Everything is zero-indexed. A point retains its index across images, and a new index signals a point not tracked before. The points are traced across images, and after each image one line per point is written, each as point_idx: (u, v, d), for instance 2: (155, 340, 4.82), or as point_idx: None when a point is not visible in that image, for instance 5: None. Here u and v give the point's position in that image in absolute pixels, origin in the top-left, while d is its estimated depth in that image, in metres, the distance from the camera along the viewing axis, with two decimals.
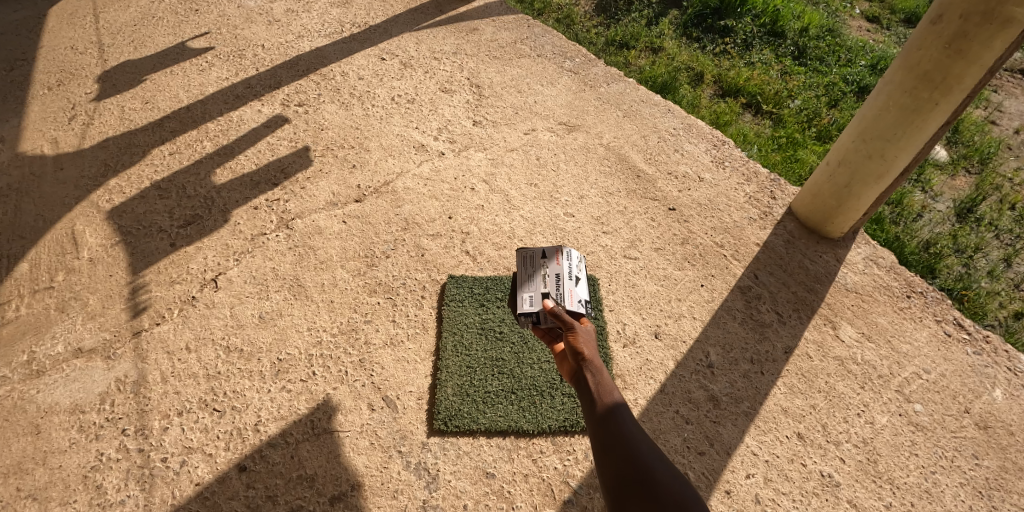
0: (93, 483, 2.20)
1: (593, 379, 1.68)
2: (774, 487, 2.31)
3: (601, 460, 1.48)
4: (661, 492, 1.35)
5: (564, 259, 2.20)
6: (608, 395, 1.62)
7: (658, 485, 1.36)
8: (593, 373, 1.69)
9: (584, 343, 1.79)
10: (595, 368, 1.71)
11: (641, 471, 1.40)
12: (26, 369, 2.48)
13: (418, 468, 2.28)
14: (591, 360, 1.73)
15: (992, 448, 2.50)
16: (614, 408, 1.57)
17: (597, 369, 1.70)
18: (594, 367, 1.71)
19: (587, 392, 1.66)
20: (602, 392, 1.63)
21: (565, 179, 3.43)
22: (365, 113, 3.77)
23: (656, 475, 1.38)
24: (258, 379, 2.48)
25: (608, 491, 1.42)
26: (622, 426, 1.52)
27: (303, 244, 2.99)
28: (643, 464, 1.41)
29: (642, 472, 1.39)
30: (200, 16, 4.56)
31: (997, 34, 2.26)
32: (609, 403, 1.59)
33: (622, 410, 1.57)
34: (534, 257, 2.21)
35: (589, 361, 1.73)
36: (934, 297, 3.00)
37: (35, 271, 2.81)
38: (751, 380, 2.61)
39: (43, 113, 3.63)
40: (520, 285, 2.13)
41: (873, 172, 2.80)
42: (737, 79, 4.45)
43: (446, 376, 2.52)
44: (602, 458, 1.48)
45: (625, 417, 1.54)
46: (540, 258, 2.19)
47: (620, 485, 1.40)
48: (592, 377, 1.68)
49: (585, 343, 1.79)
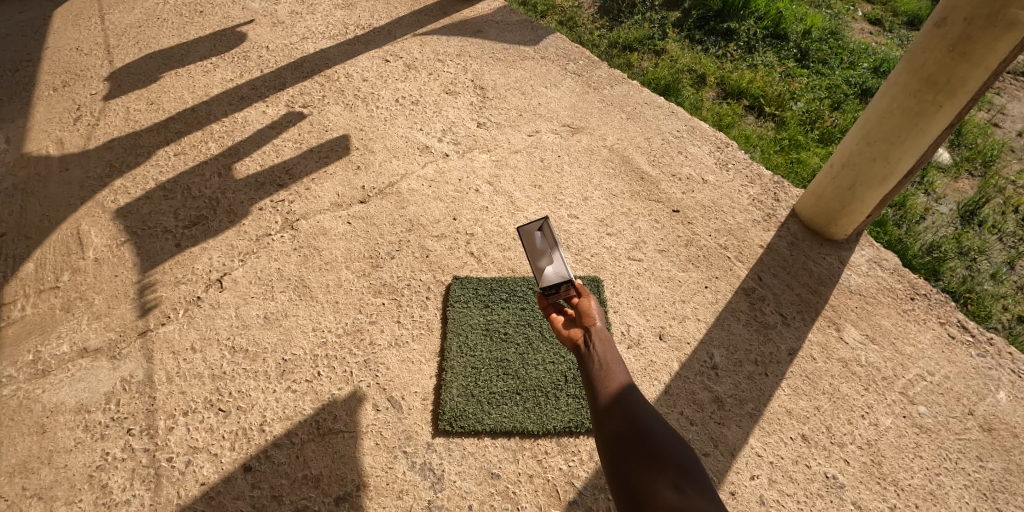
0: (99, 483, 2.21)
1: (595, 347, 1.68)
2: (778, 489, 2.31)
3: (601, 425, 1.49)
4: (662, 453, 1.36)
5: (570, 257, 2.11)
6: (609, 362, 1.63)
7: (659, 448, 1.38)
8: (599, 343, 1.68)
9: (594, 314, 1.78)
10: (601, 336, 1.71)
11: (641, 433, 1.41)
12: (31, 369, 2.49)
13: (423, 469, 2.28)
14: (596, 330, 1.73)
15: (996, 449, 2.50)
16: (615, 375, 1.58)
17: (603, 337, 1.71)
18: (598, 336, 1.71)
19: (588, 360, 1.65)
20: (604, 360, 1.64)
21: (569, 181, 3.44)
22: (369, 115, 3.78)
23: (656, 437, 1.40)
24: (264, 380, 2.49)
25: (606, 454, 1.43)
26: (622, 393, 1.53)
27: (309, 245, 3.00)
28: (644, 427, 1.43)
29: (642, 434, 1.41)
30: (205, 18, 4.57)
31: (1002, 37, 2.25)
32: (610, 370, 1.60)
33: (623, 379, 1.58)
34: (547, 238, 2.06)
35: (594, 330, 1.74)
36: (938, 299, 3.00)
37: (40, 271, 2.82)
38: (756, 381, 2.61)
39: (49, 114, 3.64)
40: (542, 254, 1.94)
41: (877, 174, 2.81)
42: (740, 82, 4.47)
43: (451, 377, 2.52)
44: (602, 423, 1.49)
45: (625, 385, 1.55)
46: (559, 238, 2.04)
47: (619, 447, 1.41)
48: (595, 346, 1.68)
49: (594, 314, 1.78)
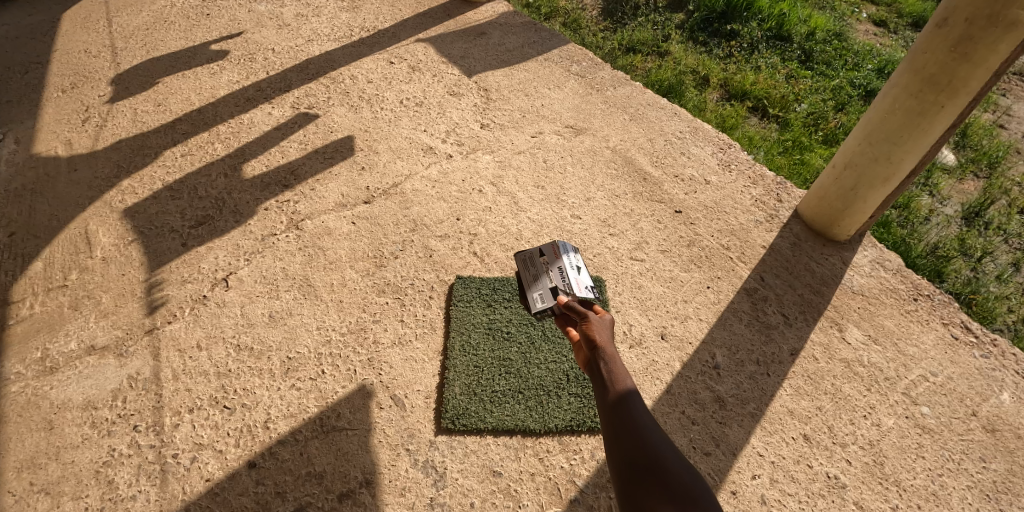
0: (104, 479, 2.23)
1: (605, 366, 1.70)
2: (780, 488, 2.31)
3: (612, 444, 1.49)
4: (669, 478, 1.35)
5: (563, 251, 2.19)
6: (620, 383, 1.63)
7: (667, 473, 1.36)
8: (607, 362, 1.70)
9: (599, 335, 1.80)
10: (609, 357, 1.72)
11: (649, 456, 1.41)
12: (39, 366, 2.52)
13: (425, 466, 2.30)
14: (604, 349, 1.75)
15: (999, 451, 2.50)
16: (625, 394, 1.58)
17: (611, 355, 1.73)
18: (608, 354, 1.72)
19: (600, 379, 1.67)
20: (615, 380, 1.64)
21: (572, 182, 3.46)
22: (374, 116, 3.81)
23: (665, 463, 1.39)
24: (268, 378, 2.51)
25: (617, 476, 1.43)
26: (633, 412, 1.53)
27: (314, 245, 3.02)
28: (653, 450, 1.42)
29: (650, 457, 1.40)
30: (212, 20, 4.61)
31: (1003, 38, 2.27)
32: (621, 390, 1.60)
33: (632, 396, 1.59)
34: (531, 256, 2.24)
35: (603, 348, 1.75)
36: (941, 300, 3.00)
37: (49, 270, 2.85)
38: (757, 381, 2.62)
39: (57, 115, 3.69)
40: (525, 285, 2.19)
41: (880, 175, 2.81)
42: (744, 83, 4.48)
43: (454, 375, 2.54)
44: (612, 441, 1.49)
45: (637, 404, 1.55)
46: (540, 255, 2.21)
47: (628, 469, 1.41)
48: (605, 363, 1.70)
49: (599, 331, 1.81)
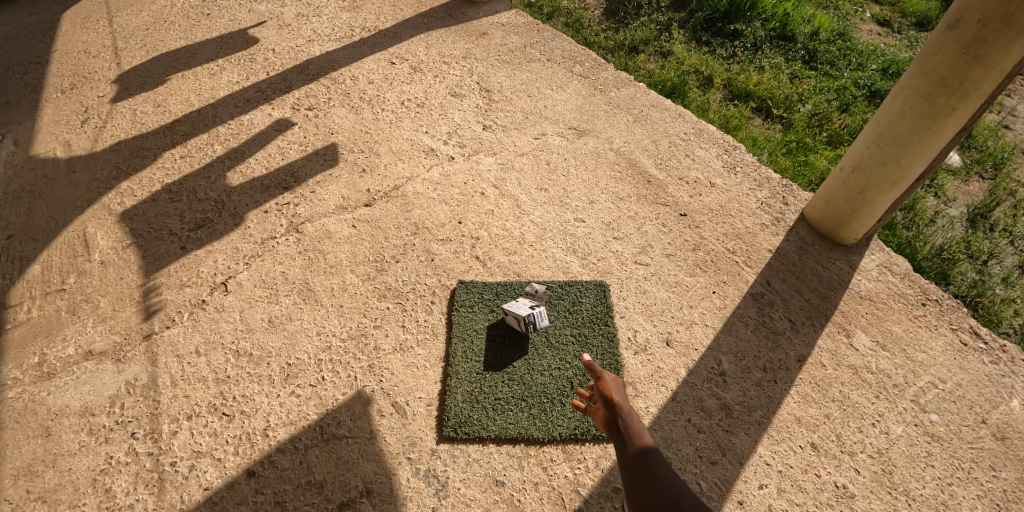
0: (102, 487, 2.20)
1: (624, 422, 1.84)
2: (787, 498, 2.27)
3: (632, 491, 1.60)
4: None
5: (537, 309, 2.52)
6: (639, 438, 1.77)
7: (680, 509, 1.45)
8: (625, 419, 1.85)
9: (615, 392, 1.94)
10: (627, 414, 1.87)
11: (667, 502, 1.49)
12: (37, 371, 2.48)
13: (427, 476, 2.26)
14: (621, 406, 1.89)
15: (1010, 459, 2.46)
16: (643, 446, 1.73)
17: (628, 411, 1.88)
18: (625, 411, 1.87)
19: (621, 434, 1.81)
20: (635, 434, 1.78)
21: (576, 184, 3.41)
22: (375, 117, 3.77)
23: (679, 502, 1.48)
24: (268, 384, 2.48)
25: None
26: (652, 463, 1.65)
27: (314, 249, 2.98)
28: (668, 491, 1.53)
29: (666, 498, 1.50)
30: (212, 20, 4.57)
31: (1016, 40, 2.23)
32: (638, 442, 1.75)
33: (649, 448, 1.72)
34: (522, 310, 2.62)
35: (620, 405, 1.89)
36: (949, 304, 2.96)
37: (46, 274, 2.82)
38: (764, 388, 2.58)
39: (56, 117, 3.65)
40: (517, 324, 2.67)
41: (888, 178, 2.77)
42: (747, 83, 4.43)
43: (456, 382, 2.51)
44: (632, 489, 1.61)
45: (655, 455, 1.68)
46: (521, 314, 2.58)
47: None
48: (623, 420, 1.85)
49: (614, 389, 1.95)
